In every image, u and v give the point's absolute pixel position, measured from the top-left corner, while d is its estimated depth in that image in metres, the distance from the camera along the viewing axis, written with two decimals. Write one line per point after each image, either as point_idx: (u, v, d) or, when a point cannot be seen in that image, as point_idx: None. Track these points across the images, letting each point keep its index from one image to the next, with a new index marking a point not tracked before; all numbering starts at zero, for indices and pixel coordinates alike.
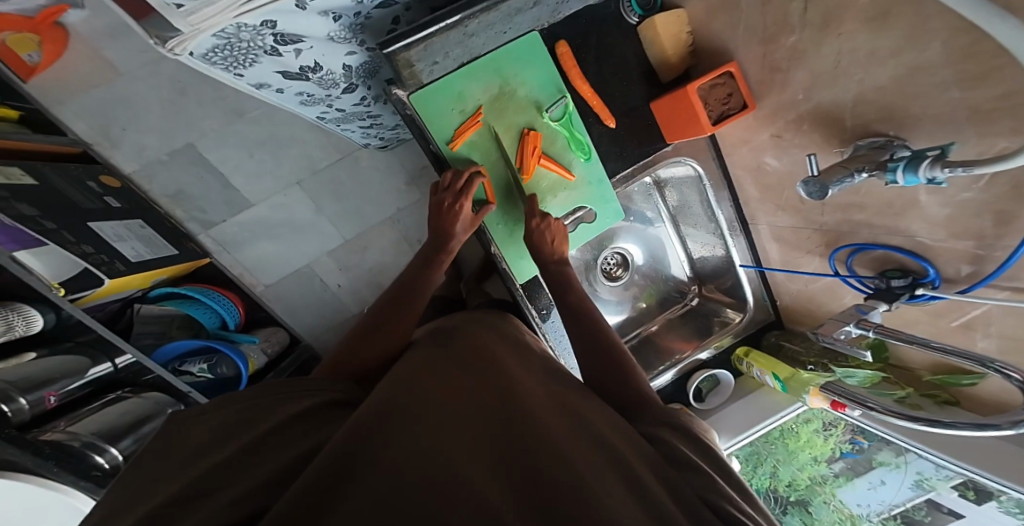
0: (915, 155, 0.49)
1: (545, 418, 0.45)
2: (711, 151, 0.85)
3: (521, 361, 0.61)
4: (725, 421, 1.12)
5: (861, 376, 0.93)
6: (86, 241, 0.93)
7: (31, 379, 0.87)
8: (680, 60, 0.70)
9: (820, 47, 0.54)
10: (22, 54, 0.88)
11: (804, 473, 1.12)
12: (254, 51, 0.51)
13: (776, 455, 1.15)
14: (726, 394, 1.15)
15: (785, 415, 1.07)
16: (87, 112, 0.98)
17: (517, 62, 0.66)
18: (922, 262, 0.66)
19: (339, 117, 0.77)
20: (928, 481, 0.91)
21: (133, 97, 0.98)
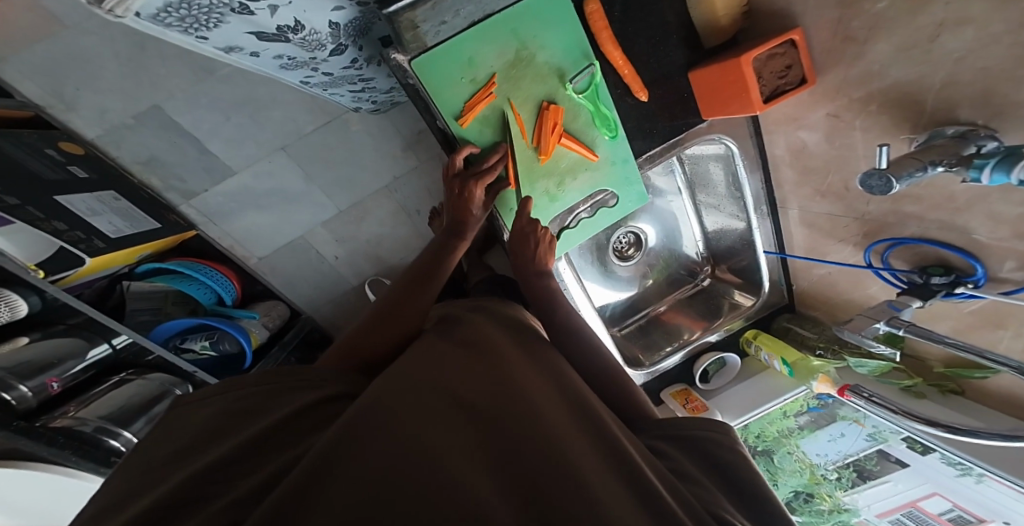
0: (1009, 151, 0.43)
1: (560, 425, 0.38)
2: (750, 127, 0.77)
3: (530, 347, 0.54)
4: (729, 401, 1.05)
5: (873, 366, 0.90)
6: (57, 218, 0.86)
7: (31, 364, 0.82)
8: (730, 23, 0.60)
9: (917, 14, 0.45)
10: None
11: (774, 426, 1.07)
12: (218, 9, 0.41)
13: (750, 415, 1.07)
14: (731, 376, 1.10)
15: (789, 398, 1.00)
16: (35, 69, 0.84)
17: (538, 20, 0.55)
18: (970, 260, 0.60)
19: (326, 81, 0.67)
20: (881, 433, 0.95)
21: (86, 53, 0.84)
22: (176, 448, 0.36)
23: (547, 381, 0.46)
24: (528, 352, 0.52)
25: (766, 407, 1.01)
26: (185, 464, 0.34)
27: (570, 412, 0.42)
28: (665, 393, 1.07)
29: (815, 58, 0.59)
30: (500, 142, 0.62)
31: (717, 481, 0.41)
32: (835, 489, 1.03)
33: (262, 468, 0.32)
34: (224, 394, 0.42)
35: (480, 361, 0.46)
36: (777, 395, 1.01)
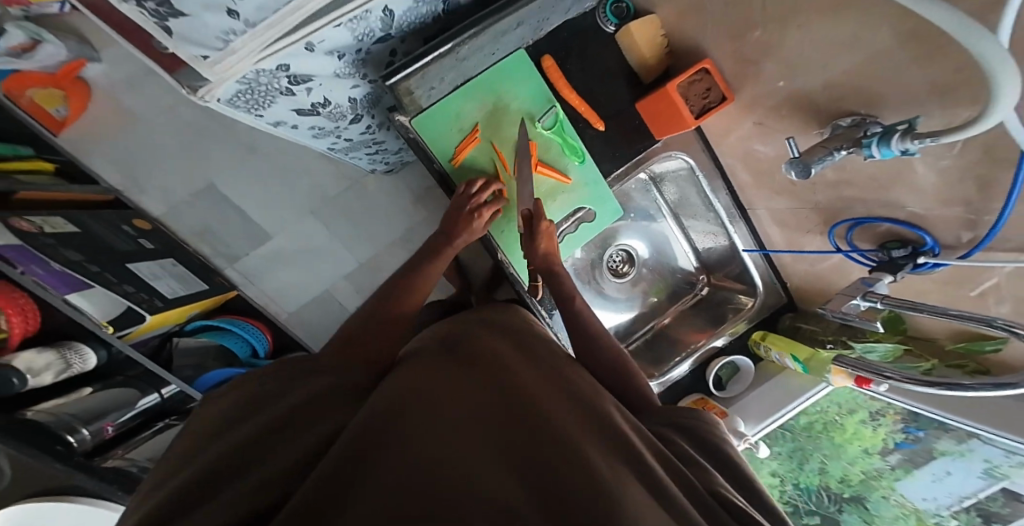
0: (885, 130, 0.50)
1: (558, 407, 0.40)
2: (700, 143, 0.89)
3: (528, 355, 0.54)
4: (747, 408, 1.08)
5: (883, 350, 0.88)
6: (126, 281, 1.02)
7: (91, 411, 0.95)
8: (659, 61, 0.76)
9: (783, 38, 0.58)
10: (51, 109, 1.03)
11: (857, 466, 1.01)
12: (271, 93, 0.57)
13: (822, 451, 1.07)
14: (748, 381, 1.12)
15: (815, 395, 1.02)
16: (118, 157, 1.11)
17: (507, 80, 0.73)
18: (918, 231, 0.62)
19: (348, 146, 0.83)
20: (999, 469, 0.77)
21: (150, 140, 1.12)
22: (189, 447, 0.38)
23: (540, 377, 0.47)
24: (534, 359, 0.53)
25: (787, 410, 1.04)
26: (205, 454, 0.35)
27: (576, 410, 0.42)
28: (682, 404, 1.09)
29: (729, 83, 0.71)
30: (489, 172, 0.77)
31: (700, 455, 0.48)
32: None
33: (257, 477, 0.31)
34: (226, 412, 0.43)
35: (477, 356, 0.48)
36: (798, 395, 1.04)
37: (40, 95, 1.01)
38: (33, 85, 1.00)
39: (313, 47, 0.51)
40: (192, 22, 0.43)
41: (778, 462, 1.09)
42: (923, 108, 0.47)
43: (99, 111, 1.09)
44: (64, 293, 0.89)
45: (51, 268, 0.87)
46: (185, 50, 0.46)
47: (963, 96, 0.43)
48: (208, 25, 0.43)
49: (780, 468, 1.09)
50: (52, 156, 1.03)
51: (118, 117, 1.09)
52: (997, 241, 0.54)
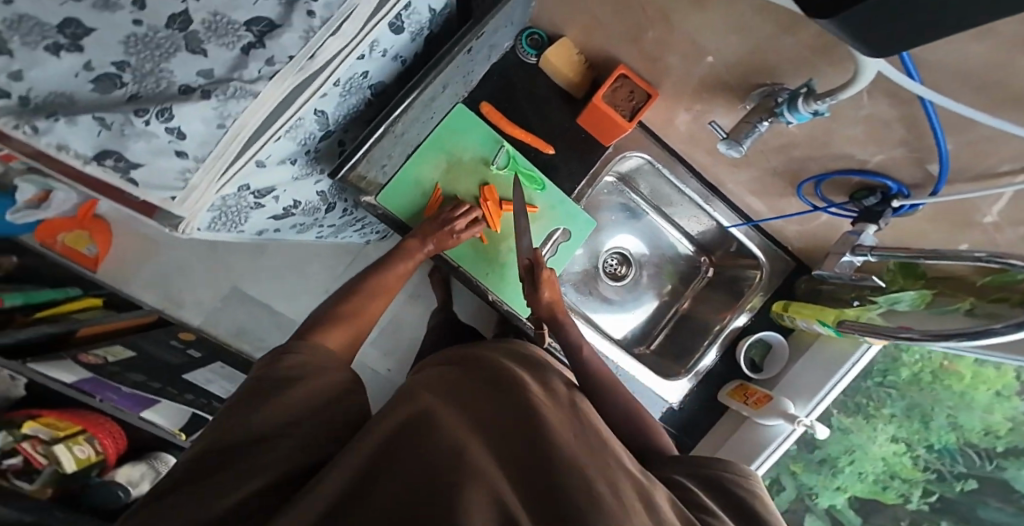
0: (790, 96, 0.54)
1: (561, 431, 0.35)
2: (649, 137, 0.92)
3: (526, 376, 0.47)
4: (794, 385, 0.90)
5: (909, 299, 0.73)
6: (187, 390, 1.11)
7: None
8: (583, 77, 0.81)
9: (672, 34, 0.62)
10: (82, 248, 1.17)
11: (998, 414, 0.76)
12: (244, 209, 0.69)
13: (944, 403, 0.80)
14: (784, 358, 0.96)
15: (857, 362, 0.83)
16: (154, 280, 1.23)
17: (452, 136, 0.79)
18: (878, 177, 0.61)
19: (336, 230, 0.93)
20: None
21: (175, 257, 1.25)
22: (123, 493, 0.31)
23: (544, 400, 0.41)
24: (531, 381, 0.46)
25: (839, 376, 0.85)
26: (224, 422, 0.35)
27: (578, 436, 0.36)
28: (722, 396, 0.98)
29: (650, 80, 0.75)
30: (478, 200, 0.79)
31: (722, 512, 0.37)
32: None
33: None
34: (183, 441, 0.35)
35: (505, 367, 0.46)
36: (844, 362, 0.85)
37: (70, 237, 1.15)
38: (61, 231, 1.13)
39: (263, 162, 0.62)
40: (153, 172, 0.54)
41: (896, 426, 0.85)
42: (816, 70, 0.50)
43: (123, 241, 1.23)
44: (138, 411, 0.96)
45: (122, 391, 0.95)
46: (155, 195, 0.56)
47: (841, 55, 0.46)
48: (166, 171, 0.54)
49: (901, 432, 0.85)
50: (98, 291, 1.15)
51: (143, 243, 1.23)
52: (956, 173, 0.52)
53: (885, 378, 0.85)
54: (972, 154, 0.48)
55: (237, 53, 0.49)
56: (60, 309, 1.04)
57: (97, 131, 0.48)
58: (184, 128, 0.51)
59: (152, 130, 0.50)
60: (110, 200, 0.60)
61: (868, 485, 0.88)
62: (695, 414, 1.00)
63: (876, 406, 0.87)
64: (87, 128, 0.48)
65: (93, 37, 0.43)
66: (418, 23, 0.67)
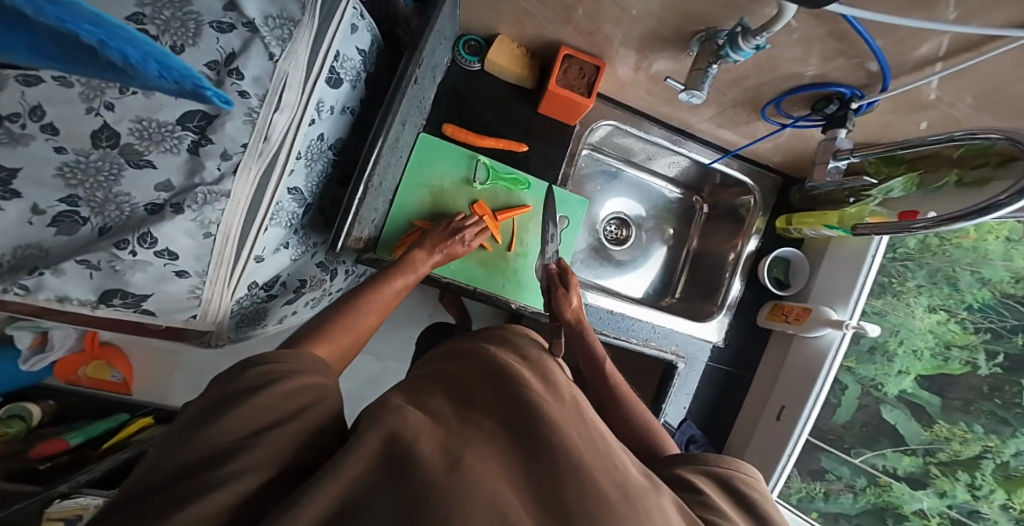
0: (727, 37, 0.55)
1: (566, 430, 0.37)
2: (607, 103, 0.91)
3: (531, 360, 0.49)
4: (826, 292, 0.93)
5: (900, 185, 0.77)
6: None
7: None
8: (530, 67, 0.81)
9: (600, 7, 0.63)
10: (108, 376, 1.15)
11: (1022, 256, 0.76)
12: (258, 304, 0.69)
13: (961, 261, 0.83)
14: (807, 266, 0.99)
15: (877, 253, 0.86)
16: (189, 386, 1.20)
17: (427, 166, 0.79)
18: (827, 88, 0.62)
19: None
20: None
21: (198, 358, 1.19)
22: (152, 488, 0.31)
23: (547, 389, 0.43)
24: (534, 365, 0.48)
25: (868, 267, 0.87)
26: (196, 439, 0.34)
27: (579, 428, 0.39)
28: (762, 319, 1.01)
29: (593, 52, 0.75)
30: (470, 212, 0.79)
31: (735, 512, 0.42)
32: None
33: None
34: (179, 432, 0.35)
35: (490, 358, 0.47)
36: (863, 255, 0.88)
37: (90, 370, 1.13)
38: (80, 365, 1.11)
39: (261, 256, 0.62)
40: (162, 297, 0.55)
41: (928, 296, 0.87)
42: (744, 9, 0.54)
43: (139, 358, 1.17)
44: None
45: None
46: (175, 317, 0.58)
47: None
48: (175, 292, 0.56)
49: (935, 301, 0.86)
50: (143, 410, 1.15)
51: (161, 355, 1.18)
52: (898, 65, 0.55)
53: (898, 252, 0.88)
54: (912, 42, 0.50)
55: (185, 155, 0.49)
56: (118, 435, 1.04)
57: (89, 274, 0.50)
58: (172, 247, 0.51)
59: (142, 258, 0.51)
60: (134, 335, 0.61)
61: (928, 362, 0.86)
62: (740, 347, 1.03)
63: (900, 282, 0.89)
64: (78, 274, 0.50)
65: (20, 177, 0.44)
66: (353, 69, 0.67)
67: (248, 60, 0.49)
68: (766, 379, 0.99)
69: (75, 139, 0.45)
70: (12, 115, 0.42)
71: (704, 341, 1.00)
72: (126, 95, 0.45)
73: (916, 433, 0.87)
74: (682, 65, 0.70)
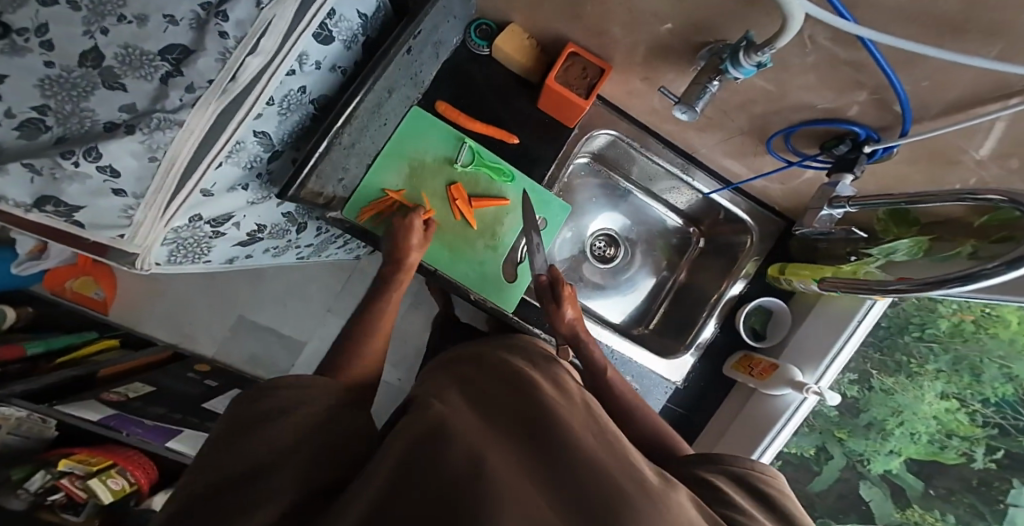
0: (733, 50, 0.50)
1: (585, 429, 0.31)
2: (613, 112, 0.87)
3: (538, 368, 0.44)
4: (800, 349, 0.88)
5: (905, 247, 0.71)
6: (207, 419, 1.06)
7: None
8: (537, 59, 0.77)
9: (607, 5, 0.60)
10: (90, 292, 1.24)
11: None
12: (203, 239, 0.69)
13: (993, 352, 0.75)
14: (787, 322, 0.94)
15: (862, 321, 0.80)
16: (163, 319, 1.27)
17: (410, 139, 0.77)
18: (842, 124, 0.57)
19: (315, 249, 0.93)
20: None
21: (177, 290, 1.28)
22: None
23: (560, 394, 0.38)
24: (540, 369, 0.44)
25: (849, 334, 0.82)
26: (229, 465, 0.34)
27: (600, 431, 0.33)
28: (727, 368, 0.97)
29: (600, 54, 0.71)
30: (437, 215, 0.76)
31: (762, 515, 0.37)
32: None
33: None
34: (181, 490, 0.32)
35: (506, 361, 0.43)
36: (848, 321, 0.82)
37: (77, 283, 1.23)
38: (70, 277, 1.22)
39: (209, 191, 0.61)
40: (96, 212, 0.55)
41: (945, 382, 0.79)
42: (752, 21, 0.49)
43: (124, 281, 1.27)
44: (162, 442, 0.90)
45: (146, 425, 0.93)
46: (101, 233, 0.57)
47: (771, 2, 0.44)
48: (108, 210, 0.55)
49: (951, 388, 0.79)
50: (113, 333, 1.22)
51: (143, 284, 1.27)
52: (921, 108, 0.49)
53: (924, 332, 0.80)
54: (938, 85, 0.44)
55: (157, 84, 0.48)
56: (78, 353, 1.12)
57: (29, 177, 0.50)
58: (115, 165, 0.50)
59: (83, 170, 0.50)
60: (62, 245, 0.62)
61: (922, 447, 0.81)
62: (703, 390, 0.99)
63: (919, 364, 0.82)
64: (20, 175, 0.49)
65: (6, 82, 0.45)
66: (349, 30, 0.66)
67: (236, 4, 0.47)
68: (722, 422, 0.94)
69: (65, 57, 0.46)
70: (21, 29, 0.44)
71: (667, 382, 0.95)
72: (121, 23, 0.46)
73: (888, 513, 0.83)
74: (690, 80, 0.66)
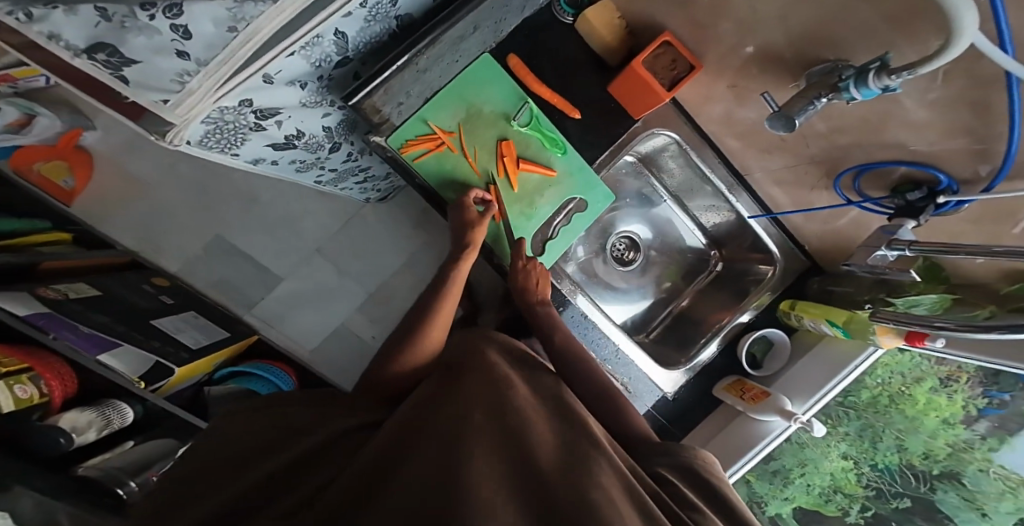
0: (860, 70, 0.50)
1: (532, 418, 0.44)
2: (681, 116, 0.87)
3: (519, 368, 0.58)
4: (794, 382, 1.00)
5: (928, 303, 0.79)
6: (153, 337, 0.98)
7: (136, 463, 0.93)
8: (621, 40, 0.74)
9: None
10: (58, 180, 1.10)
11: (941, 440, 0.91)
12: (242, 129, 0.61)
13: (895, 425, 0.96)
14: (785, 356, 1.05)
15: (862, 364, 0.91)
16: (133, 224, 1.17)
17: (475, 84, 0.72)
18: (930, 170, 0.62)
19: (334, 176, 0.87)
20: None
21: (160, 198, 1.17)
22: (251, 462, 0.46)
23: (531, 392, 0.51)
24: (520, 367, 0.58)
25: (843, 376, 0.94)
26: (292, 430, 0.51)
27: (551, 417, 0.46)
28: (717, 388, 1.06)
29: (695, 52, 0.71)
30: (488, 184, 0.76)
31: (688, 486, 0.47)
32: None
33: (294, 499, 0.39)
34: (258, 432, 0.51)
35: (474, 365, 0.55)
36: (847, 363, 0.93)
37: (46, 168, 1.08)
38: (39, 158, 1.07)
39: (271, 79, 0.54)
40: (148, 71, 0.45)
41: (849, 444, 1.00)
42: (892, 44, 0.47)
43: (104, 179, 1.16)
44: (94, 353, 0.83)
45: (81, 330, 0.83)
46: (144, 96, 0.48)
47: (929, 25, 0.43)
48: (161, 70, 0.46)
49: (851, 450, 0.99)
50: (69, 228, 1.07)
51: (123, 184, 1.16)
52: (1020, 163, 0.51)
53: (848, 399, 0.98)
54: None
55: None
56: (21, 240, 0.93)
57: (94, 21, 0.40)
58: (192, 28, 0.42)
59: (156, 26, 0.41)
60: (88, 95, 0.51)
61: (814, 497, 1.03)
62: (689, 404, 1.08)
63: (835, 424, 0.99)
64: (84, 18, 0.39)
65: None
66: None
67: None
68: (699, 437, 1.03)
69: None
70: None
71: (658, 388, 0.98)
72: None
73: None
74: (784, 95, 0.65)
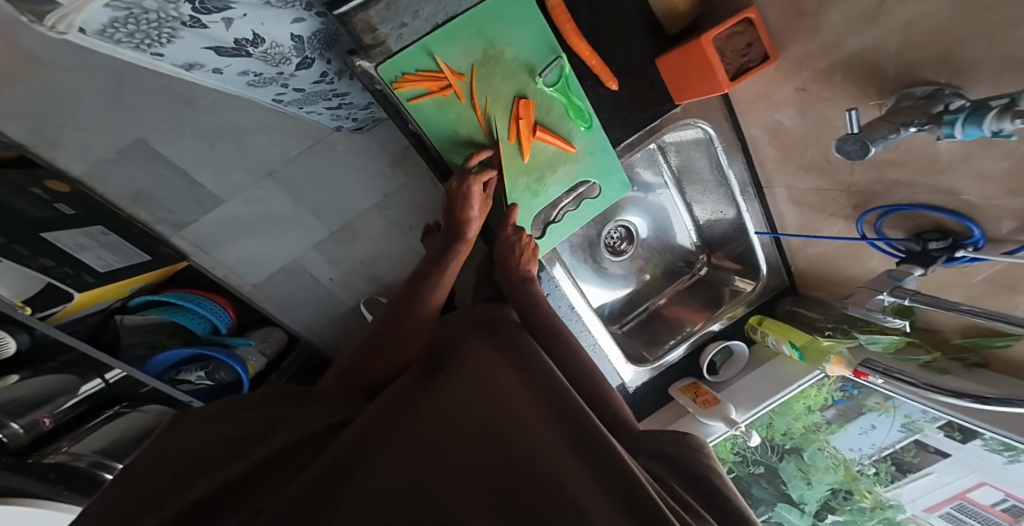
0: (976, 104, 0.41)
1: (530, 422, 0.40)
2: (723, 109, 0.76)
3: (511, 357, 0.52)
4: (741, 392, 1.02)
5: (885, 342, 0.82)
6: (44, 254, 0.83)
7: (24, 402, 0.78)
8: (689, 8, 0.61)
9: None
10: None
11: (800, 422, 1.06)
12: (168, 23, 0.43)
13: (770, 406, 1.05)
14: (741, 364, 1.05)
15: (804, 383, 0.96)
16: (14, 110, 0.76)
17: (503, 19, 0.56)
18: (966, 222, 0.57)
19: (300, 98, 0.68)
20: (915, 423, 0.88)
21: (63, 90, 0.76)
22: (209, 450, 0.41)
23: (525, 388, 0.46)
24: (514, 357, 0.53)
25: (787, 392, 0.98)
26: (253, 413, 0.46)
27: (548, 417, 0.42)
28: (672, 388, 1.04)
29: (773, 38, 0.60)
30: (489, 145, 0.64)
31: (691, 488, 0.43)
32: (874, 484, 0.97)
33: (257, 503, 0.34)
34: (217, 413, 0.46)
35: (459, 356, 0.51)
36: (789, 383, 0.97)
37: None
38: None
39: None
40: None
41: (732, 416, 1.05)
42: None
43: None
44: None
45: None
46: None
47: None
48: None
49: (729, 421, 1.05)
50: None
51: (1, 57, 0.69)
52: None
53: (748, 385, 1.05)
54: None
55: None
56: None
57: None
58: None
59: None
60: None
61: None
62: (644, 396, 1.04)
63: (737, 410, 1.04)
64: None
65: None
66: None
67: None
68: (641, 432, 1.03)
69: None
70: None
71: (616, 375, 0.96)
72: None
73: None
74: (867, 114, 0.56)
